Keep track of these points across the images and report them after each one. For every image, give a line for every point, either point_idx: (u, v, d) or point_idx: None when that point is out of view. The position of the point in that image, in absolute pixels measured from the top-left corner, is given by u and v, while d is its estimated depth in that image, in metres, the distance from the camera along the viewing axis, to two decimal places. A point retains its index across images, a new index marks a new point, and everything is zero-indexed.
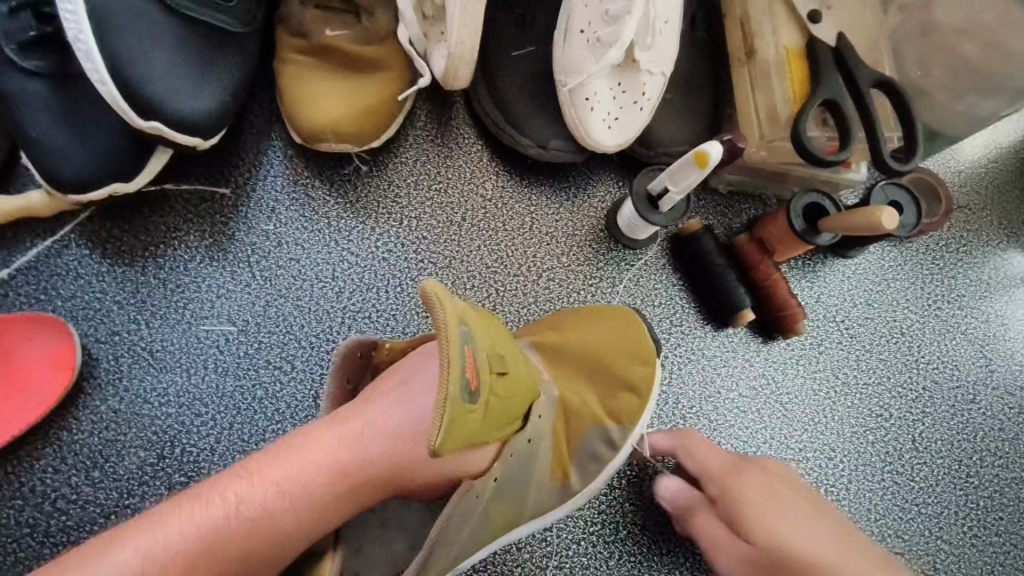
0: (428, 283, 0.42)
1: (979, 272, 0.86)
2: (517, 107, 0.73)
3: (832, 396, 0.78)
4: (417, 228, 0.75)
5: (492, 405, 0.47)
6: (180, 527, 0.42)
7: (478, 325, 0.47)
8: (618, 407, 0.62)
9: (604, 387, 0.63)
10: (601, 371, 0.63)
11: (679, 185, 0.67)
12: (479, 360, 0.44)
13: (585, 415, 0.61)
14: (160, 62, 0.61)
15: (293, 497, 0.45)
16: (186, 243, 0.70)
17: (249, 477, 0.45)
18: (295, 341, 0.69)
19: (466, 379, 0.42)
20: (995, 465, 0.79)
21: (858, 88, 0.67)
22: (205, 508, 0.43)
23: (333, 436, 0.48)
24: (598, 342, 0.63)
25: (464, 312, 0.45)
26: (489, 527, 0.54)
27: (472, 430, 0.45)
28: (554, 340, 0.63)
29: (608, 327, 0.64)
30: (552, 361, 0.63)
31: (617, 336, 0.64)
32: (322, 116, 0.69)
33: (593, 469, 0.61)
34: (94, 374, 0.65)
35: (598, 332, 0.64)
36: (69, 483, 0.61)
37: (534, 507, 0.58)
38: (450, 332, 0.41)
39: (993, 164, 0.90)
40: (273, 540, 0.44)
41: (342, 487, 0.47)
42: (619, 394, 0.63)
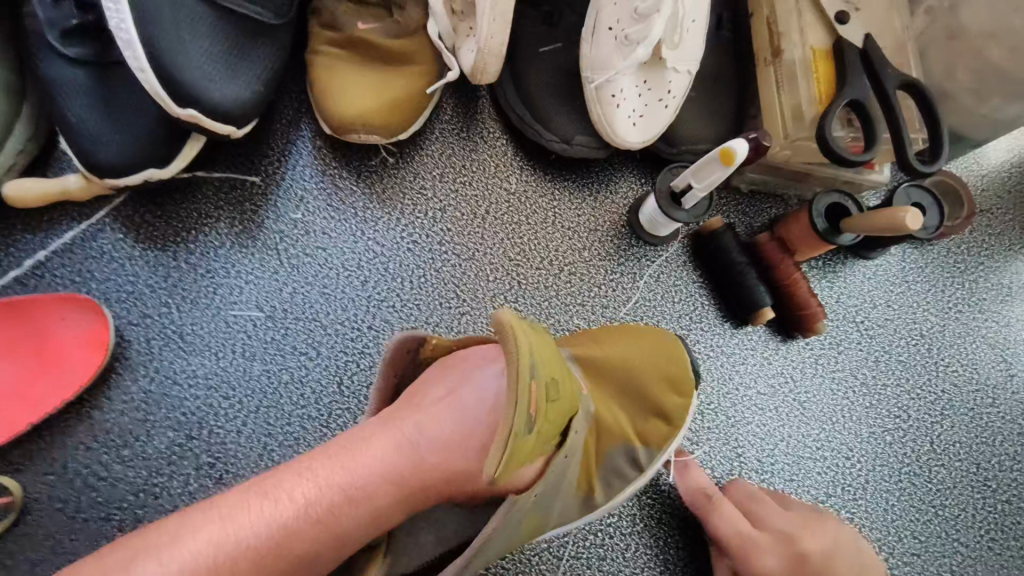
0: (507, 316, 0.46)
1: (1000, 276, 0.86)
2: (543, 102, 0.74)
3: (850, 397, 0.78)
4: (442, 220, 0.76)
5: (549, 432, 0.49)
6: (248, 524, 0.43)
7: (548, 357, 0.49)
8: (648, 431, 0.64)
9: (636, 409, 0.64)
10: (636, 393, 0.64)
11: (702, 182, 0.67)
12: (544, 389, 0.47)
13: (616, 432, 0.61)
14: (197, 51, 0.63)
15: (352, 500, 0.46)
16: (217, 229, 0.71)
17: (312, 478, 0.46)
18: (321, 328, 0.71)
19: (527, 409, 0.45)
20: (1013, 469, 0.79)
21: (885, 90, 0.68)
22: (272, 506, 0.44)
23: (389, 440, 0.49)
24: (637, 363, 0.64)
25: (537, 343, 0.48)
26: (517, 536, 0.54)
27: (531, 455, 0.47)
28: (596, 354, 0.64)
29: (644, 341, 0.66)
30: (589, 376, 0.63)
31: (656, 354, 0.66)
32: (351, 107, 0.70)
33: (618, 485, 0.62)
34: (125, 354, 0.66)
35: (637, 349, 0.65)
36: (100, 460, 0.63)
37: (558, 516, 0.58)
38: (521, 367, 0.45)
39: (1017, 169, 0.90)
40: (331, 540, 0.45)
41: (396, 491, 0.48)
42: (652, 417, 0.64)
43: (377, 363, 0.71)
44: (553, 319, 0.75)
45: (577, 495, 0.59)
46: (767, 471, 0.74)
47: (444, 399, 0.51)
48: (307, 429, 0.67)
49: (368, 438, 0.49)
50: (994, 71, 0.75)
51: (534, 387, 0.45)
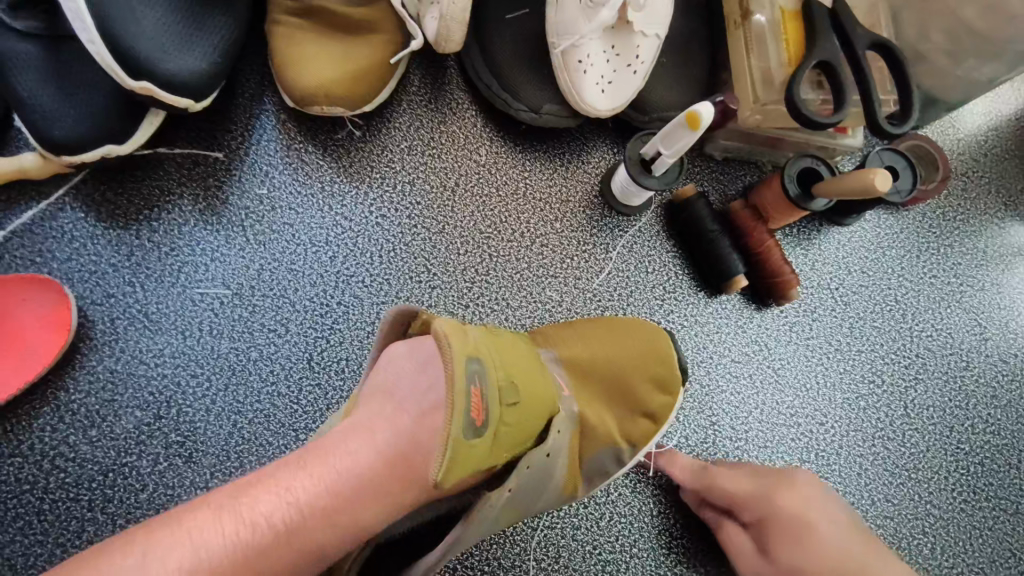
0: (436, 326, 0.48)
1: (976, 240, 0.85)
2: (511, 71, 0.73)
3: (824, 363, 0.78)
4: (410, 193, 0.75)
5: (508, 437, 0.50)
6: (218, 545, 0.41)
7: (498, 358, 0.50)
8: (633, 430, 0.63)
9: (624, 409, 0.64)
10: (625, 397, 0.64)
11: (671, 149, 0.66)
12: (494, 396, 0.48)
13: (600, 435, 0.61)
14: (150, 21, 0.61)
15: (335, 514, 0.45)
16: (180, 207, 0.70)
17: (230, 511, 0.43)
18: (290, 304, 0.70)
19: (471, 416, 0.46)
20: (986, 432, 0.80)
21: (854, 51, 0.66)
22: (234, 527, 0.42)
23: (364, 443, 0.48)
24: (625, 363, 0.65)
25: (476, 343, 0.49)
26: (490, 531, 0.53)
27: (483, 448, 0.46)
28: (578, 356, 0.64)
29: (622, 339, 0.66)
30: (574, 380, 0.63)
31: (630, 351, 0.66)
32: (313, 79, 0.68)
33: (598, 483, 0.62)
34: (90, 335, 0.65)
35: (614, 345, 0.66)
36: (67, 441, 0.62)
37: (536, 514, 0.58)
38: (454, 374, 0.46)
39: (994, 133, 0.89)
40: (316, 555, 0.45)
41: (317, 530, 0.45)
42: (637, 418, 0.64)
43: (347, 339, 0.70)
44: (526, 292, 0.74)
45: (562, 496, 0.59)
46: (740, 439, 0.74)
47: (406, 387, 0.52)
48: (277, 406, 0.67)
49: (334, 449, 0.48)
50: (968, 31, 0.74)
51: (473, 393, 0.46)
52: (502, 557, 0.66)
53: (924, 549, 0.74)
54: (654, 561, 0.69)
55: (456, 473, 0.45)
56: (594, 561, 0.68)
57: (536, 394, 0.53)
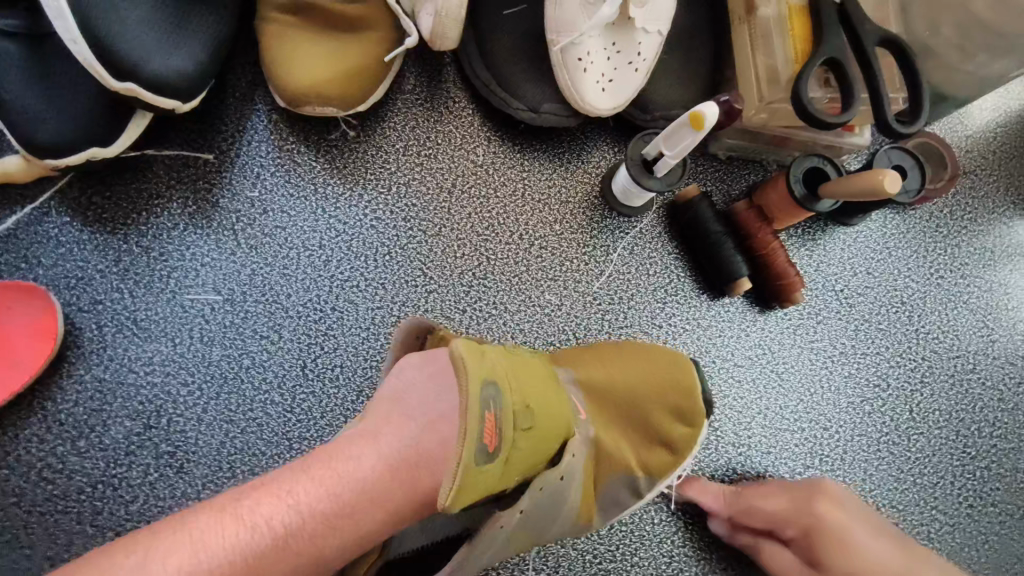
0: (454, 347, 0.45)
1: (984, 240, 0.84)
2: (508, 68, 0.71)
3: (829, 366, 0.77)
4: (406, 195, 0.73)
5: (518, 460, 0.48)
6: (220, 548, 0.40)
7: (515, 380, 0.49)
8: (650, 457, 0.62)
9: (642, 434, 0.63)
10: (642, 420, 0.63)
11: (674, 150, 0.64)
12: (508, 420, 0.46)
13: (616, 460, 0.60)
14: (134, 19, 0.59)
15: (337, 522, 0.44)
16: (169, 210, 0.68)
17: (226, 515, 0.42)
18: (283, 310, 0.68)
19: (483, 440, 0.44)
20: (993, 436, 0.78)
21: (862, 47, 0.64)
22: (236, 530, 0.41)
23: (370, 450, 0.47)
24: (643, 385, 0.63)
25: (495, 365, 0.47)
26: (502, 555, 0.52)
27: (494, 472, 0.45)
28: (594, 377, 0.62)
29: (640, 359, 0.65)
30: (591, 402, 0.61)
31: (648, 371, 0.64)
32: (305, 78, 0.67)
33: (614, 511, 0.61)
34: (78, 343, 0.64)
35: (634, 366, 0.64)
36: (54, 452, 0.61)
37: (551, 539, 0.57)
38: (469, 403, 0.44)
39: (1002, 129, 0.88)
40: (317, 562, 0.44)
41: (316, 541, 0.43)
42: (655, 446, 0.63)
43: (342, 345, 0.68)
44: (524, 295, 0.73)
45: (578, 524, 0.58)
46: (744, 445, 0.72)
47: (417, 398, 0.50)
48: (269, 415, 0.65)
49: (338, 454, 0.46)
50: (981, 26, 0.73)
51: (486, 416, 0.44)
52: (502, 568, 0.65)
53: None
54: (656, 571, 0.67)
55: (465, 500, 0.43)
56: (594, 571, 0.66)
57: (554, 419, 0.51)
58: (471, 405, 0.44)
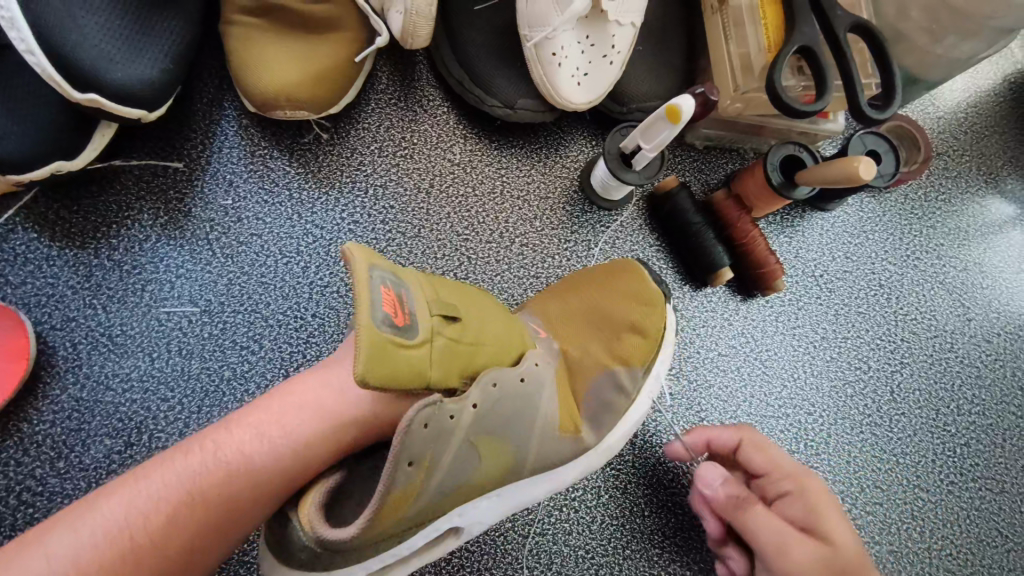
0: (346, 245, 0.44)
1: (957, 220, 0.85)
2: (482, 65, 0.70)
3: (811, 351, 0.77)
4: (383, 197, 0.72)
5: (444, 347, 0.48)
6: (168, 485, 0.42)
7: (425, 282, 0.51)
8: (626, 350, 0.63)
9: (607, 338, 0.63)
10: (609, 326, 0.64)
11: (651, 142, 0.64)
12: (421, 309, 0.48)
13: (589, 364, 0.62)
14: (94, 28, 0.57)
15: (286, 453, 0.46)
16: (140, 222, 0.67)
17: (173, 460, 0.44)
18: (263, 319, 0.67)
19: (385, 316, 0.43)
20: (971, 413, 0.80)
21: (834, 33, 0.64)
22: (186, 460, 0.44)
23: (317, 390, 0.49)
24: (605, 296, 0.65)
25: (398, 267, 0.48)
26: (477, 471, 0.53)
27: (403, 349, 0.44)
28: (554, 305, 0.65)
29: (598, 278, 0.66)
30: (552, 326, 0.64)
31: (603, 285, 0.66)
32: (273, 81, 0.65)
33: (607, 418, 0.62)
34: (52, 362, 0.62)
35: (593, 287, 0.66)
36: (33, 475, 0.59)
37: (538, 456, 0.57)
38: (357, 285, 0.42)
39: (973, 110, 0.89)
40: (270, 493, 0.45)
41: (265, 472, 0.45)
42: (626, 337, 0.63)
43: (325, 352, 0.67)
44: (508, 294, 0.72)
45: (563, 432, 0.58)
46: None
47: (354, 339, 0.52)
48: None
49: (292, 391, 0.49)
50: (948, 8, 0.72)
51: (386, 294, 0.44)
52: (495, 567, 0.65)
53: (914, 533, 0.74)
54: (649, 562, 0.68)
55: (383, 374, 0.42)
56: (587, 566, 0.66)
57: (483, 321, 0.54)
58: (359, 284, 0.42)
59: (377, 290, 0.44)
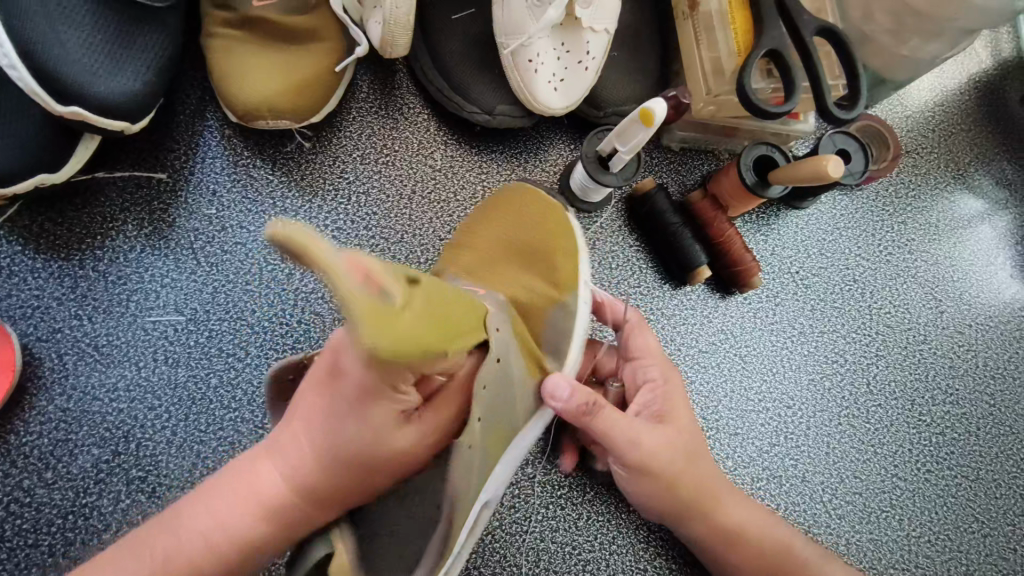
0: (369, 346, 0.32)
1: (927, 216, 0.87)
2: (460, 73, 0.71)
3: (789, 346, 0.79)
4: (366, 204, 0.73)
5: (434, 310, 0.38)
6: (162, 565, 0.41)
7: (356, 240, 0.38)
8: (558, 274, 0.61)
9: (540, 269, 0.61)
10: (533, 257, 0.61)
11: (627, 145, 0.66)
12: (388, 267, 0.36)
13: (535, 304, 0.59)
14: (75, 43, 0.58)
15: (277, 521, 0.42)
16: (124, 233, 0.67)
17: (166, 541, 0.42)
18: (248, 326, 0.67)
19: (369, 283, 0.33)
20: (946, 403, 0.82)
21: (800, 36, 0.66)
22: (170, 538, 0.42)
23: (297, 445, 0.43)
24: (523, 233, 0.62)
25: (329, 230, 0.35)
26: (486, 457, 0.50)
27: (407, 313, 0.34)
28: (467, 254, 0.62)
29: (513, 217, 0.63)
30: (479, 276, 0.60)
31: (521, 218, 0.63)
32: (254, 93, 0.66)
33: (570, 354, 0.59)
34: (38, 373, 0.62)
35: (507, 226, 0.63)
36: (21, 486, 0.59)
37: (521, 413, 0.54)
38: (338, 277, 0.30)
39: (940, 108, 0.91)
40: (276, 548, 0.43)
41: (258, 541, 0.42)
42: (554, 263, 0.61)
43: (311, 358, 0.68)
44: None
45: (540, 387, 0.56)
46: (713, 427, 0.74)
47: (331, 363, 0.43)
48: (241, 433, 0.64)
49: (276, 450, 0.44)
50: (910, 11, 0.74)
51: (350, 260, 0.32)
52: (483, 566, 0.65)
53: (892, 521, 0.75)
54: (635, 557, 0.69)
55: (405, 353, 0.33)
56: (574, 562, 0.68)
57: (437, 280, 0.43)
58: (324, 263, 0.30)
59: (346, 263, 0.32)
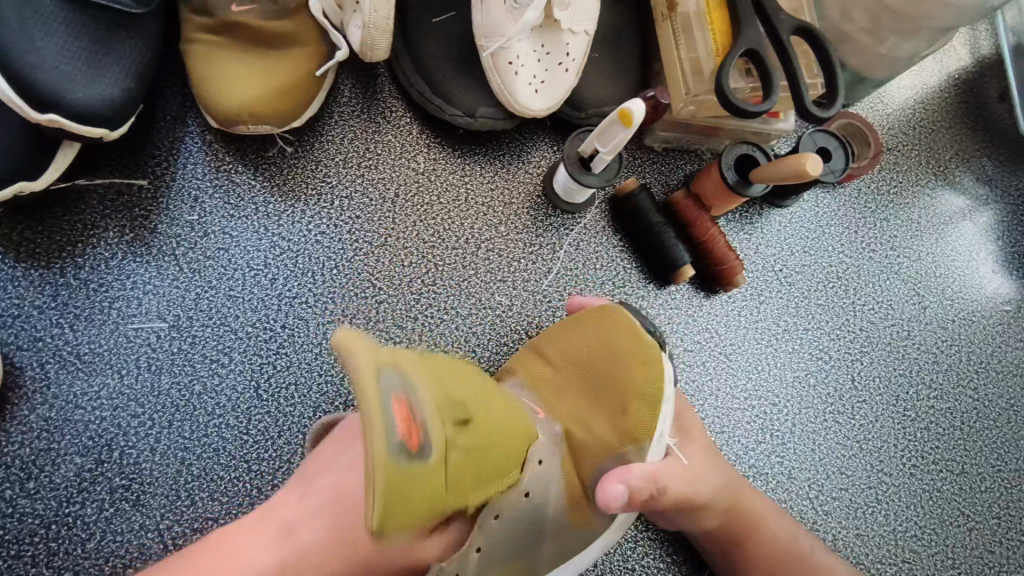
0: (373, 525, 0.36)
1: (909, 213, 0.88)
2: (441, 76, 0.71)
3: (773, 344, 0.79)
4: (349, 207, 0.73)
5: (451, 458, 0.43)
6: None
7: (433, 373, 0.44)
8: (633, 425, 0.60)
9: (612, 412, 0.61)
10: (605, 394, 0.62)
11: (607, 146, 0.66)
12: (432, 413, 0.41)
13: (595, 446, 0.60)
14: (51, 50, 0.58)
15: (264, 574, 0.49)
16: (106, 240, 0.67)
17: None
18: (232, 332, 0.67)
19: (406, 439, 0.37)
20: (931, 397, 0.82)
21: (777, 35, 0.67)
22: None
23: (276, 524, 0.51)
24: (601, 364, 0.64)
25: (396, 354, 0.40)
26: None
27: (422, 473, 0.38)
28: (541, 375, 0.66)
29: (598, 332, 0.65)
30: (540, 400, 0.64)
31: (598, 337, 0.65)
32: (233, 98, 0.66)
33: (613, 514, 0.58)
34: (19, 383, 0.62)
35: (586, 339, 0.65)
36: (2, 496, 0.59)
37: (553, 553, 0.58)
38: (380, 437, 0.35)
39: (920, 106, 0.92)
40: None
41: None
42: (631, 410, 0.60)
43: (295, 363, 0.68)
44: (474, 297, 0.73)
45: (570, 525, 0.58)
46: None
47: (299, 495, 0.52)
48: (226, 439, 0.64)
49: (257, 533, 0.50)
50: (886, 9, 0.75)
51: (400, 409, 0.37)
52: None
53: (878, 516, 0.76)
54: (622, 557, 0.69)
55: (399, 514, 0.37)
56: None
57: (485, 408, 0.49)
58: (375, 410, 0.35)
59: (396, 412, 0.36)
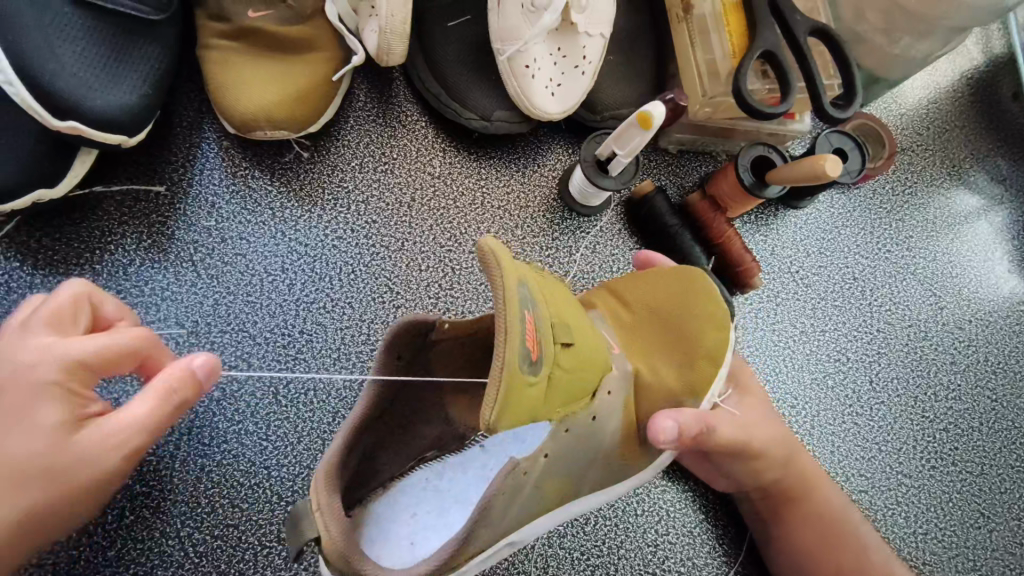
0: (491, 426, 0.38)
1: (925, 214, 0.88)
2: (457, 79, 0.71)
3: (791, 346, 0.79)
4: (366, 212, 0.73)
5: (558, 375, 0.46)
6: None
7: (544, 293, 0.48)
8: (697, 378, 0.61)
9: (681, 357, 0.62)
10: (680, 345, 0.62)
11: (625, 148, 0.66)
12: (545, 330, 0.44)
13: (659, 390, 0.60)
14: (70, 56, 0.58)
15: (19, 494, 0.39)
16: (124, 247, 0.67)
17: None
18: (250, 337, 0.67)
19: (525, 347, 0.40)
20: (949, 398, 0.82)
21: (794, 37, 0.67)
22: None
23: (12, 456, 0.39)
24: (677, 309, 0.63)
25: (524, 271, 0.44)
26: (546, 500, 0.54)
27: (528, 390, 0.41)
28: (618, 308, 0.65)
29: (665, 279, 0.65)
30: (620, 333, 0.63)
31: (675, 287, 0.64)
32: (251, 104, 0.66)
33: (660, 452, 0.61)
34: None
35: (661, 288, 0.64)
36: None
37: (599, 478, 0.58)
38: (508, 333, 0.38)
39: (934, 106, 0.92)
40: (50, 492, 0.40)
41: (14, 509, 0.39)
42: (699, 363, 0.61)
43: (314, 368, 0.67)
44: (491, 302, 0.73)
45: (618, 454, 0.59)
46: None
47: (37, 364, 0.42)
48: (245, 445, 0.64)
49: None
50: (901, 10, 0.75)
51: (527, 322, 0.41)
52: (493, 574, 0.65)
53: (899, 518, 0.75)
54: (643, 561, 0.69)
55: (511, 421, 0.40)
56: (583, 567, 0.67)
57: (584, 334, 0.51)
58: (508, 304, 0.38)
59: (524, 319, 0.40)
